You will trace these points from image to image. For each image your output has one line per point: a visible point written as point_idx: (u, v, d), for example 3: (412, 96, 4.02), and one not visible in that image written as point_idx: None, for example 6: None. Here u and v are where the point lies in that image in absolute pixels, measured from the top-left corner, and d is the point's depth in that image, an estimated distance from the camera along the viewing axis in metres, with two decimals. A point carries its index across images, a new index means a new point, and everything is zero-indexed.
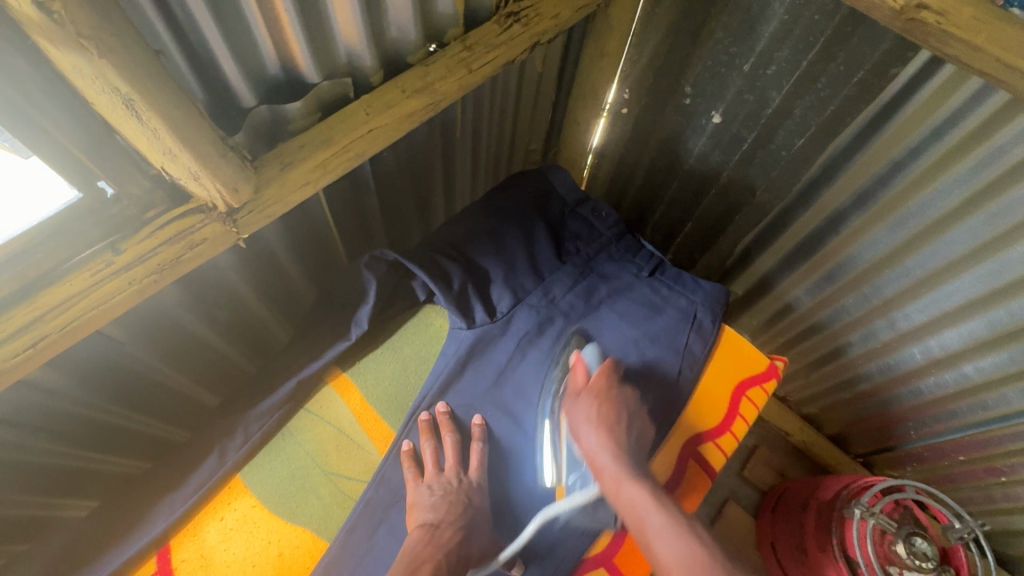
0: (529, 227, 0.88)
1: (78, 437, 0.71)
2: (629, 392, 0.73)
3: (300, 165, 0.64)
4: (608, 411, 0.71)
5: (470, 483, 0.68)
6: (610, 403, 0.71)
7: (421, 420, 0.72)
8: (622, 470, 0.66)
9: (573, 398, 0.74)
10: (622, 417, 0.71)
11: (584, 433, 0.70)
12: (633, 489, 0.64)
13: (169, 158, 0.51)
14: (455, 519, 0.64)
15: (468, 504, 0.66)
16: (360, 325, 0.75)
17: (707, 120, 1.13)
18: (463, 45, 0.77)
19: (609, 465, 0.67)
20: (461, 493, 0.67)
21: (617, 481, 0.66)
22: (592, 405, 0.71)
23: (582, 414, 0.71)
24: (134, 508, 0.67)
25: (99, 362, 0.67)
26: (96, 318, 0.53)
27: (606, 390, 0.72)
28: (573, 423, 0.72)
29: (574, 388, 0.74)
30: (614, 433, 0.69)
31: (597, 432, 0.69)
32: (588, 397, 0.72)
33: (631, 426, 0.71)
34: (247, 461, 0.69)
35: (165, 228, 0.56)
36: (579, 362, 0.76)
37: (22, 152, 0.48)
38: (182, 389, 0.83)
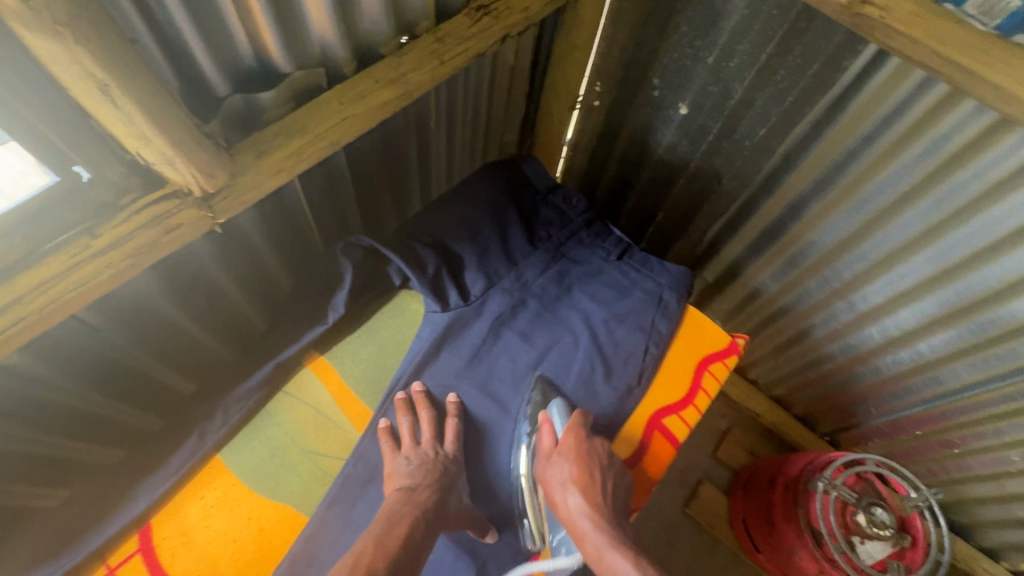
0: (502, 214, 0.91)
1: (53, 424, 0.72)
2: (600, 446, 0.72)
3: (275, 153, 0.66)
4: (583, 470, 0.69)
5: (446, 454, 0.72)
6: (584, 461, 0.70)
7: (398, 399, 0.75)
8: (602, 534, 0.65)
9: (546, 465, 0.72)
10: (596, 475, 0.69)
11: (561, 497, 0.69)
12: (614, 557, 0.62)
13: (144, 143, 0.53)
14: (432, 483, 0.67)
15: (443, 474, 0.69)
16: (337, 309, 0.77)
17: (675, 111, 1.17)
18: (434, 37, 0.80)
19: (589, 531, 0.65)
20: (437, 464, 0.70)
21: (597, 548, 0.64)
22: (566, 468, 0.70)
23: (558, 476, 0.70)
24: (113, 491, 0.68)
25: (75, 348, 0.68)
26: (74, 301, 0.54)
27: (574, 450, 0.70)
28: (550, 489, 0.70)
29: (546, 454, 0.73)
30: (590, 497, 0.67)
31: (574, 494, 0.68)
32: (561, 461, 0.70)
33: (608, 486, 0.69)
34: (226, 442, 0.71)
35: (141, 213, 0.57)
36: (545, 423, 0.74)
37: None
38: (156, 377, 0.83)
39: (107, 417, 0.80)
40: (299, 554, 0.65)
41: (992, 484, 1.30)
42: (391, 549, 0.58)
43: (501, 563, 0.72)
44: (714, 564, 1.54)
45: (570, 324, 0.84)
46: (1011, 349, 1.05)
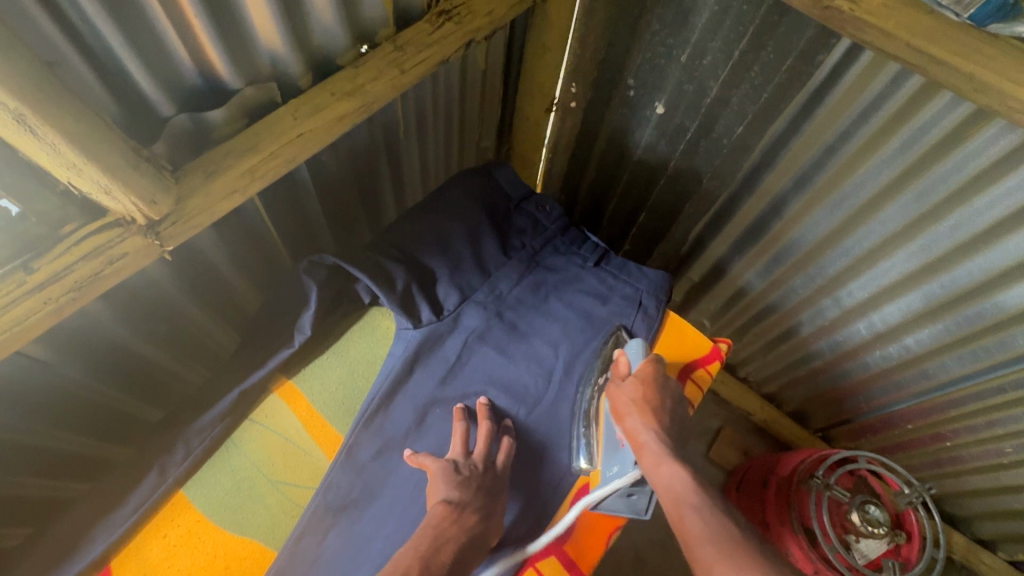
0: (474, 225, 0.88)
1: (10, 463, 0.69)
2: (673, 379, 0.77)
3: (225, 173, 0.63)
4: (653, 394, 0.73)
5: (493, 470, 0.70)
6: (657, 390, 0.74)
7: (457, 407, 0.74)
8: (665, 450, 0.67)
9: (614, 386, 0.76)
10: (666, 399, 0.74)
11: (632, 405, 0.72)
12: (676, 470, 0.65)
13: (74, 172, 0.49)
14: (484, 504, 0.66)
15: (496, 493, 0.68)
16: (304, 332, 0.74)
17: (652, 111, 1.15)
18: (394, 45, 0.77)
19: (650, 440, 0.68)
20: (490, 483, 0.68)
21: (660, 459, 0.66)
22: (637, 389, 0.74)
23: (627, 395, 0.73)
24: (66, 534, 0.65)
25: (24, 384, 0.65)
26: (11, 340, 0.51)
27: (654, 368, 0.76)
28: (617, 404, 0.74)
29: (616, 379, 0.76)
30: (656, 416, 0.71)
31: (644, 411, 0.71)
32: (636, 379, 0.75)
33: (671, 416, 0.73)
34: (189, 476, 0.68)
35: (81, 244, 0.54)
36: (622, 354, 0.78)
37: None
38: (117, 406, 0.81)
39: (66, 452, 0.77)
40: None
41: (985, 476, 1.29)
42: (436, 575, 0.57)
43: None
44: None
45: (550, 335, 0.82)
46: (998, 341, 1.03)
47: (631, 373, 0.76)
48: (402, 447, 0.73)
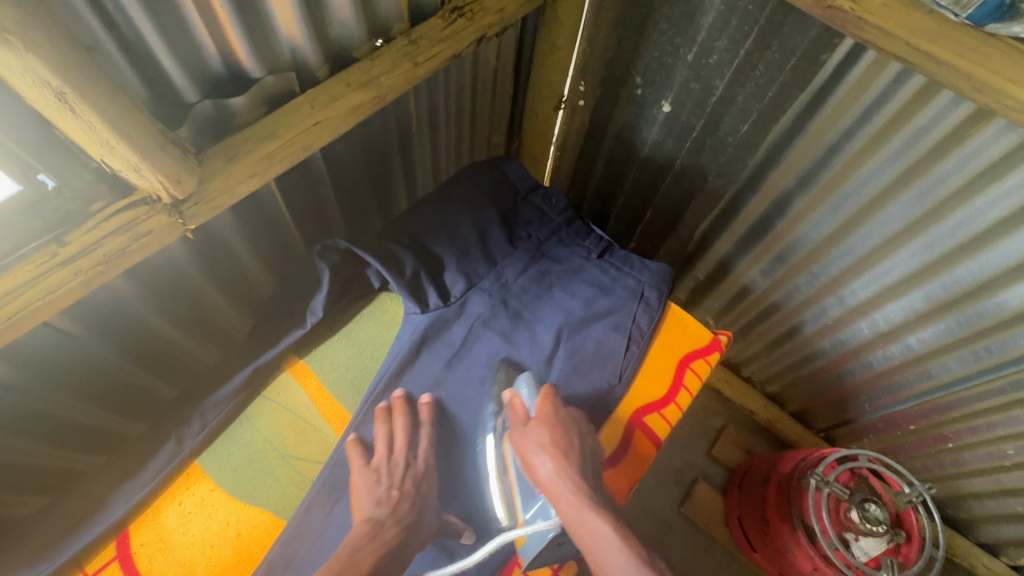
0: (483, 215, 0.91)
1: (35, 432, 0.73)
2: (575, 412, 0.75)
3: (246, 157, 0.66)
4: (561, 437, 0.70)
5: (416, 472, 0.71)
6: (563, 429, 0.71)
7: (377, 407, 0.75)
8: (580, 498, 0.65)
9: (516, 438, 0.72)
10: (574, 441, 0.71)
11: (540, 459, 0.69)
12: (594, 520, 0.63)
13: (107, 150, 0.52)
14: (409, 510, 0.67)
15: (424, 496, 0.69)
16: (315, 313, 0.77)
17: (658, 109, 1.17)
18: (408, 39, 0.80)
19: (566, 492, 0.66)
20: (417, 488, 0.70)
21: (577, 511, 0.64)
22: (544, 433, 0.71)
23: (535, 441, 0.70)
24: (88, 500, 0.68)
25: (51, 355, 0.69)
26: (43, 309, 0.55)
27: (551, 416, 0.72)
28: (524, 452, 0.71)
29: (516, 427, 0.73)
30: (568, 462, 0.68)
31: (554, 460, 0.68)
32: (541, 428, 0.71)
33: (582, 453, 0.71)
34: (204, 448, 0.71)
35: (109, 220, 0.57)
36: (515, 397, 0.75)
37: None
38: (135, 382, 0.84)
39: (87, 424, 0.80)
40: (276, 561, 0.65)
41: (988, 478, 1.29)
42: None
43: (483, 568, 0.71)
44: (709, 563, 1.54)
45: (552, 322, 0.84)
46: (1000, 341, 1.04)
47: (528, 420, 0.73)
48: None
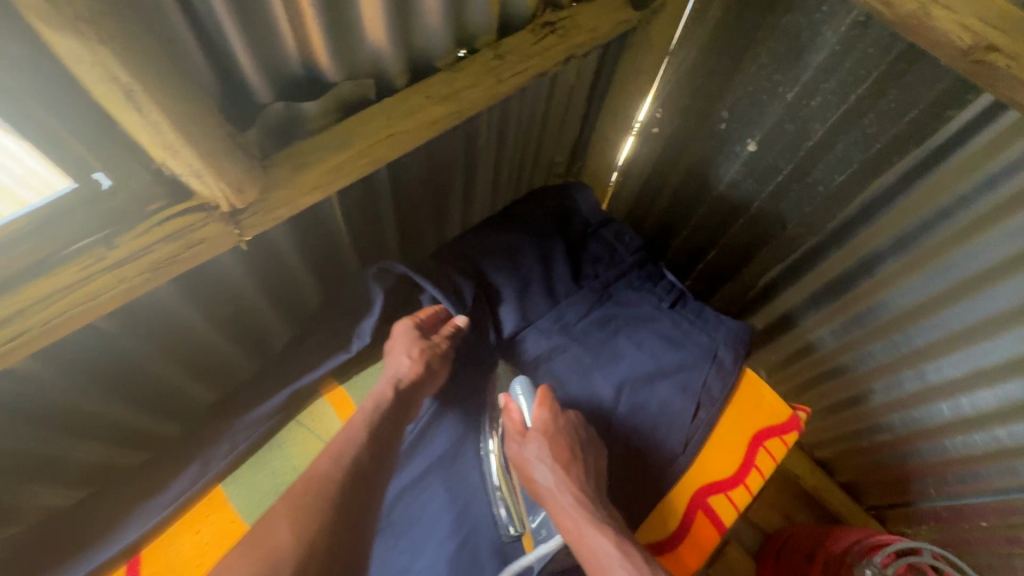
0: (548, 248, 0.84)
1: (63, 429, 0.69)
2: (574, 416, 0.69)
3: (317, 167, 0.61)
4: (563, 449, 0.65)
5: (401, 340, 0.69)
6: (565, 436, 0.66)
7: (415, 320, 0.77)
8: (579, 510, 0.61)
9: (515, 452, 0.68)
10: (576, 451, 0.65)
11: (541, 464, 0.65)
12: (597, 538, 0.58)
13: (171, 154, 0.48)
14: (389, 392, 0.65)
15: (415, 383, 0.67)
16: (362, 338, 0.72)
17: (742, 147, 1.09)
18: (495, 53, 0.75)
19: (568, 506, 0.62)
20: (411, 368, 0.67)
21: (574, 523, 0.60)
22: (541, 446, 0.65)
23: (535, 454, 0.65)
24: (111, 512, 0.64)
25: (87, 354, 0.65)
26: (79, 316, 0.50)
27: (550, 425, 0.66)
28: (525, 459, 0.66)
29: (514, 438, 0.68)
30: (573, 473, 0.64)
31: (558, 470, 0.63)
32: (539, 441, 0.66)
33: (589, 464, 0.65)
34: (231, 472, 0.66)
35: (164, 224, 0.53)
36: (510, 402, 0.70)
37: (22, 136, 0.42)
38: (174, 386, 0.80)
39: (121, 424, 0.77)
40: None
41: None
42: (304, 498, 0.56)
43: None
44: None
45: (614, 376, 0.76)
46: None
47: (526, 428, 0.68)
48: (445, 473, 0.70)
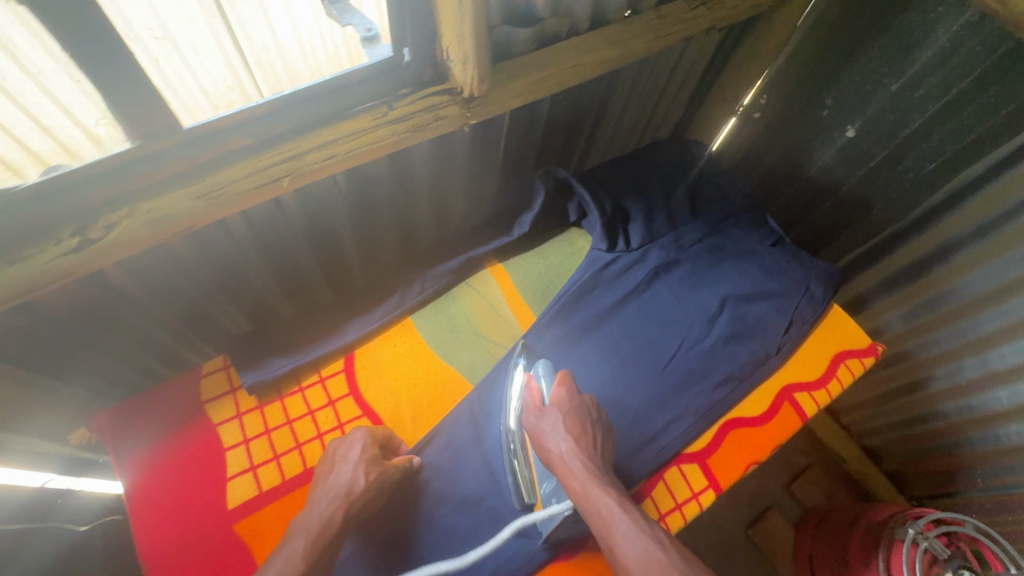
0: (670, 186, 1.01)
1: (269, 263, 0.88)
2: (590, 399, 0.70)
3: (519, 79, 0.79)
4: (577, 422, 0.66)
5: (362, 468, 0.63)
6: (578, 413, 0.67)
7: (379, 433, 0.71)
8: (588, 473, 0.61)
9: (529, 428, 0.68)
10: (587, 427, 0.66)
11: (556, 436, 0.64)
12: (601, 494, 0.58)
13: (457, 40, 0.66)
14: (345, 513, 0.60)
15: (367, 501, 0.62)
16: (523, 227, 0.89)
17: (841, 133, 1.17)
18: (656, 15, 0.91)
19: (577, 469, 0.61)
20: (365, 487, 0.63)
21: (583, 483, 0.60)
22: (557, 416, 0.66)
23: (551, 423, 0.66)
24: (327, 319, 0.82)
25: (322, 205, 0.84)
26: (365, 154, 0.69)
27: (564, 396, 0.68)
28: (540, 430, 0.67)
29: (532, 412, 0.69)
30: (582, 443, 0.64)
31: (568, 438, 0.64)
32: (555, 411, 0.67)
33: (599, 443, 0.66)
34: (420, 307, 0.84)
35: (423, 100, 0.72)
36: (531, 380, 0.73)
37: (340, 22, 0.61)
38: (347, 254, 0.99)
39: (304, 277, 0.97)
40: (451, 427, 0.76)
41: None
42: None
43: (633, 467, 0.75)
44: None
45: (719, 290, 0.89)
46: None
47: (543, 404, 0.69)
48: (577, 341, 0.84)
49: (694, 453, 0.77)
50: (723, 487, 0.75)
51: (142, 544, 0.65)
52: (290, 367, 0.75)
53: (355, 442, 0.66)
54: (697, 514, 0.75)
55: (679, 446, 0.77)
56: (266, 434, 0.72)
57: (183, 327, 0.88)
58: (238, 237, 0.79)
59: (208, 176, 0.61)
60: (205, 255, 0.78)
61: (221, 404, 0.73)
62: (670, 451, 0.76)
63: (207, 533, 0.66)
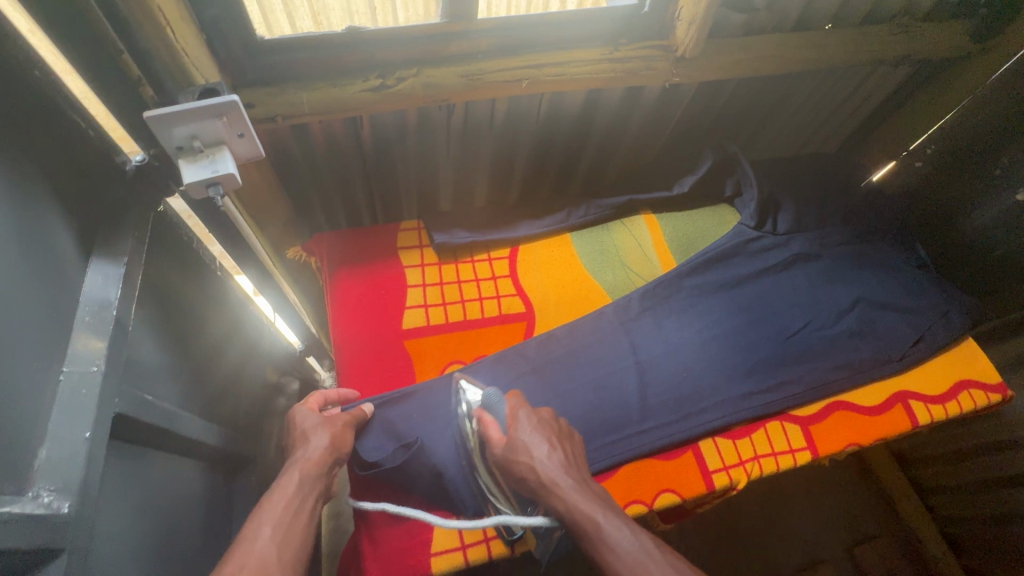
0: (828, 193, 1.07)
1: (458, 166, 1.04)
2: (546, 414, 0.69)
3: (720, 56, 0.89)
4: (546, 437, 0.65)
5: (309, 445, 0.64)
6: (546, 426, 0.66)
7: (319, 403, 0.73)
8: (572, 491, 0.59)
9: (500, 458, 0.65)
10: (555, 441, 0.65)
11: (532, 460, 0.62)
12: (589, 506, 0.58)
13: (694, 1, 0.77)
14: (306, 472, 0.61)
15: (332, 464, 0.64)
16: (683, 186, 1.00)
17: (1010, 195, 0.98)
18: (859, 32, 0.98)
19: (561, 490, 0.59)
20: (324, 447, 0.64)
21: (567, 508, 0.58)
22: (529, 438, 0.64)
23: (527, 446, 0.63)
24: (502, 216, 0.97)
25: (517, 132, 0.98)
26: (586, 79, 0.82)
27: (527, 421, 0.66)
28: (510, 458, 0.63)
29: (498, 444, 0.65)
30: (557, 458, 0.62)
31: (543, 457, 0.62)
32: (523, 434, 0.64)
33: (570, 453, 0.65)
34: (579, 228, 0.97)
35: (640, 49, 0.84)
36: (486, 419, 0.68)
37: None
38: (513, 182, 1.12)
39: (470, 186, 1.11)
40: (586, 325, 0.85)
41: None
42: None
43: (738, 407, 0.80)
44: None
45: (854, 291, 0.93)
46: None
47: (506, 435, 0.66)
48: (711, 293, 0.91)
49: (799, 416, 0.83)
50: (820, 454, 0.80)
51: (333, 334, 0.82)
52: (470, 238, 0.90)
53: (306, 415, 0.69)
54: (792, 470, 0.79)
55: (788, 404, 0.82)
56: (440, 284, 0.87)
57: (379, 197, 1.07)
58: (450, 133, 0.94)
59: (473, 62, 0.78)
60: (425, 140, 0.95)
61: (412, 251, 0.90)
62: (780, 404, 0.81)
63: (384, 342, 0.81)
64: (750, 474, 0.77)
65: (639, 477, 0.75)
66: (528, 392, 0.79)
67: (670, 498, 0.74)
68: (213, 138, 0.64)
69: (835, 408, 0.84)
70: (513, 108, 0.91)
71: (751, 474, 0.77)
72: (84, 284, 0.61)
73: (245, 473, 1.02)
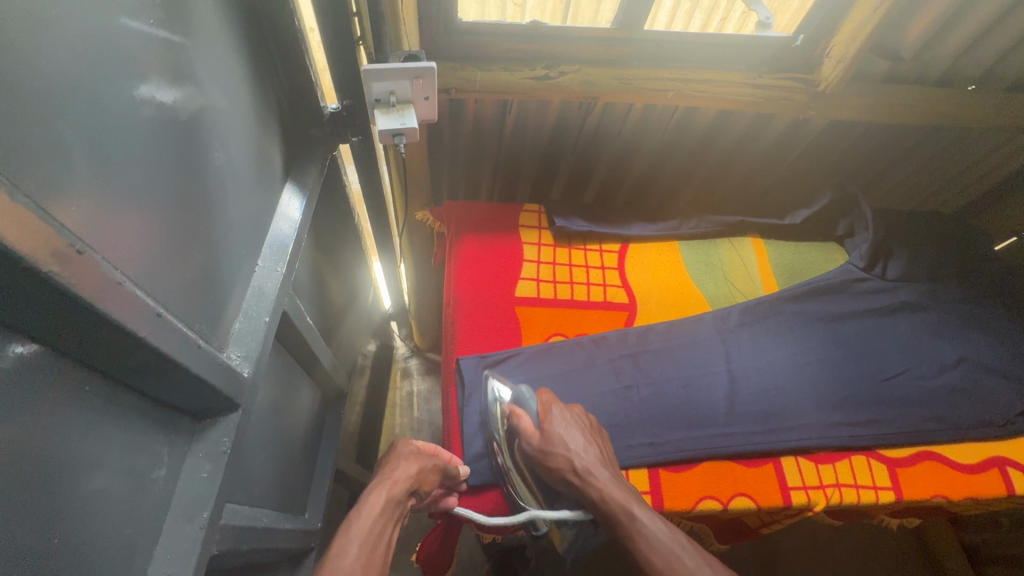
0: (942, 251, 1.06)
1: (581, 163, 1.12)
2: (578, 411, 0.71)
3: (858, 98, 0.93)
4: (579, 434, 0.66)
5: (396, 469, 0.65)
6: (580, 424, 0.68)
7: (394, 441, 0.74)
8: (599, 481, 0.61)
9: (533, 449, 0.67)
10: (590, 436, 0.67)
11: (568, 451, 0.63)
12: (618, 492, 0.59)
13: (847, 41, 0.82)
14: (392, 494, 0.61)
15: (413, 492, 0.64)
16: (794, 218, 1.06)
17: None
18: (1005, 95, 0.98)
19: (591, 479, 0.61)
20: (409, 474, 0.64)
21: (598, 495, 0.59)
22: (564, 431, 0.66)
23: (559, 436, 0.65)
24: (617, 215, 1.05)
25: (645, 141, 1.04)
26: (727, 98, 0.87)
27: (560, 415, 0.68)
28: (545, 445, 0.65)
29: (532, 435, 0.67)
30: (590, 451, 0.64)
31: (577, 449, 0.64)
32: (557, 428, 0.66)
33: (605, 452, 0.67)
34: (688, 238, 1.03)
35: (783, 80, 0.89)
36: (520, 412, 0.70)
37: None
38: (625, 186, 1.19)
39: (586, 184, 1.19)
40: (685, 324, 0.90)
41: None
42: None
43: (824, 433, 0.81)
44: None
45: (960, 350, 0.92)
46: None
47: (540, 427, 0.68)
48: (810, 321, 0.93)
49: (886, 456, 0.81)
50: (904, 497, 0.78)
51: (452, 287, 0.91)
52: (588, 228, 0.99)
53: (405, 443, 0.71)
54: (872, 506, 0.78)
55: (877, 440, 0.82)
56: (553, 263, 0.95)
57: (504, 180, 1.17)
58: (584, 132, 1.02)
59: (627, 68, 0.86)
60: (561, 135, 1.04)
61: (530, 231, 0.99)
62: (868, 439, 0.82)
63: (498, 304, 0.90)
64: (829, 499, 0.76)
65: (716, 476, 0.76)
66: (622, 373, 0.84)
67: (746, 502, 0.74)
68: (405, 96, 0.75)
69: (925, 456, 0.82)
70: (648, 117, 0.98)
71: (830, 499, 0.76)
72: (280, 200, 0.74)
73: (336, 404, 1.12)
